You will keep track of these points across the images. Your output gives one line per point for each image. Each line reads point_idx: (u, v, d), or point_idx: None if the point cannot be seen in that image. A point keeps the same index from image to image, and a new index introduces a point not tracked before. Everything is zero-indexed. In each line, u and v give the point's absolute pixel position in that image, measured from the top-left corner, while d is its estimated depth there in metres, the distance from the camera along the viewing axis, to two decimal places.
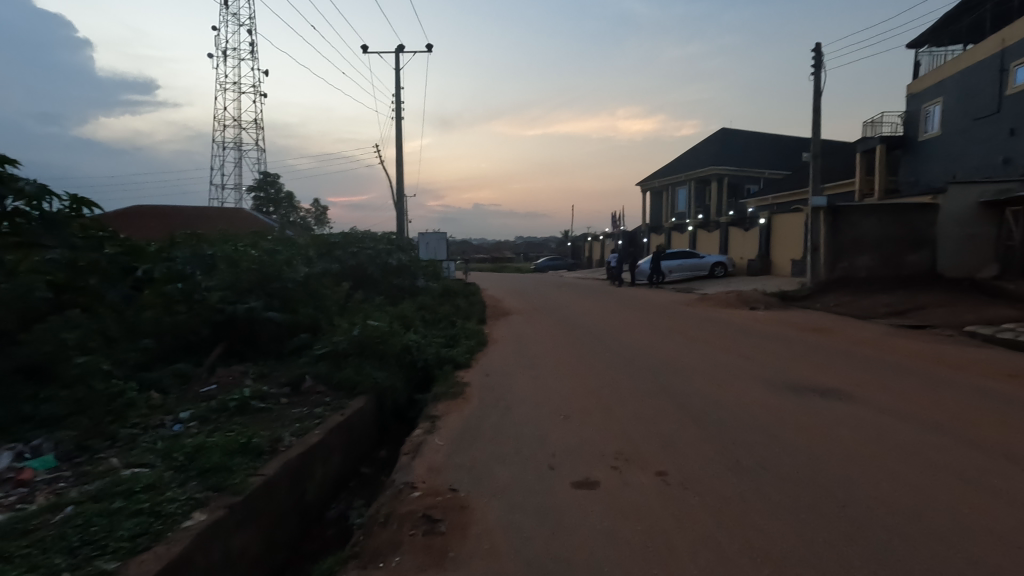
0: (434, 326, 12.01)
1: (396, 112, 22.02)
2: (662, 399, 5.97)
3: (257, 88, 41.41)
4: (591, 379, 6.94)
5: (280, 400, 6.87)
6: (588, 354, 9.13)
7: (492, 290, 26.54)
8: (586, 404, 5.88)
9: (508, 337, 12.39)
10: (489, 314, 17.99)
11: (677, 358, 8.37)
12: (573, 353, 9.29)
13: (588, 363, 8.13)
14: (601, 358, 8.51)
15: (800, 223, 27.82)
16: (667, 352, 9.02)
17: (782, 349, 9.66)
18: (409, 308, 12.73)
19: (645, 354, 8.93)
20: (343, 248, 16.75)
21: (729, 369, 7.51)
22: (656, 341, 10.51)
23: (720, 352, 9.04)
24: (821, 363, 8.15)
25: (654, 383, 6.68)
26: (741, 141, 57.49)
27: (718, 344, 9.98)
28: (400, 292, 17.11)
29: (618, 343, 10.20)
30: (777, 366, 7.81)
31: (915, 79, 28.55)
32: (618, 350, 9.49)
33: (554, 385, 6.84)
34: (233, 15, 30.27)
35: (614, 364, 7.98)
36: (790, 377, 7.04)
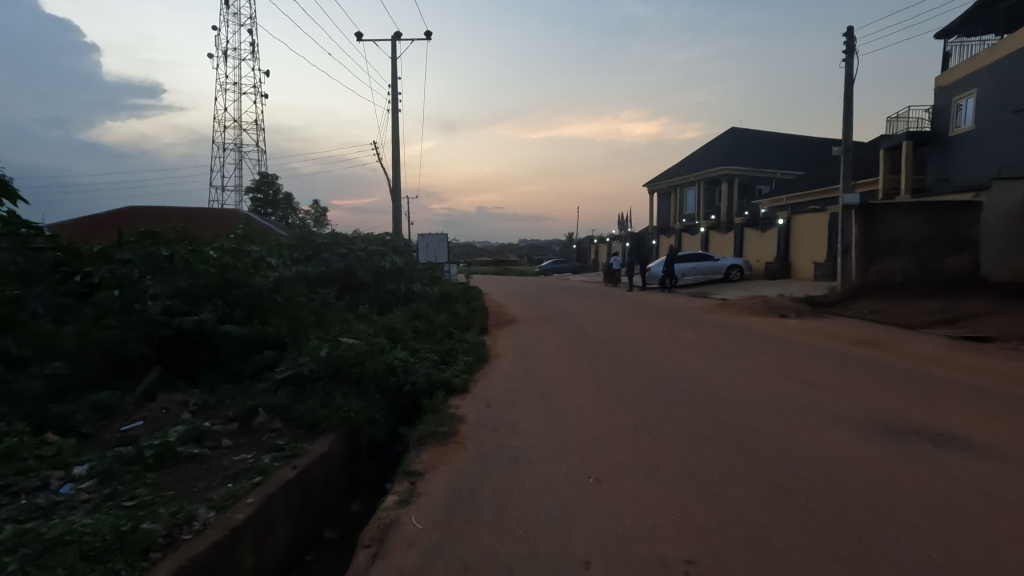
0: (428, 340, 10.50)
1: (393, 105, 20.65)
2: (722, 452, 4.51)
3: (258, 88, 40.37)
4: (621, 417, 5.48)
5: (221, 441, 5.38)
6: (610, 376, 7.62)
7: (495, 295, 24.98)
8: (621, 457, 4.43)
9: (513, 350, 10.89)
10: (492, 321, 16.45)
11: (721, 385, 6.87)
12: (591, 375, 7.81)
13: (613, 391, 6.65)
14: (627, 384, 7.02)
15: (823, 224, 26.19)
16: (705, 375, 7.52)
17: (841, 371, 8.11)
18: (400, 318, 11.18)
19: (679, 378, 7.43)
20: (331, 250, 15.24)
21: (791, 402, 6.03)
22: (686, 359, 8.99)
23: (770, 377, 7.54)
24: (901, 390, 6.61)
25: (704, 424, 5.21)
26: (752, 141, 55.94)
27: (762, 364, 8.46)
28: (394, 299, 15.60)
29: (642, 362, 8.71)
30: (849, 396, 6.31)
31: (943, 71, 26.94)
32: (645, 371, 7.99)
33: (576, 424, 5.38)
34: (233, 15, 29.56)
35: (646, 391, 6.51)
36: (875, 414, 5.55)
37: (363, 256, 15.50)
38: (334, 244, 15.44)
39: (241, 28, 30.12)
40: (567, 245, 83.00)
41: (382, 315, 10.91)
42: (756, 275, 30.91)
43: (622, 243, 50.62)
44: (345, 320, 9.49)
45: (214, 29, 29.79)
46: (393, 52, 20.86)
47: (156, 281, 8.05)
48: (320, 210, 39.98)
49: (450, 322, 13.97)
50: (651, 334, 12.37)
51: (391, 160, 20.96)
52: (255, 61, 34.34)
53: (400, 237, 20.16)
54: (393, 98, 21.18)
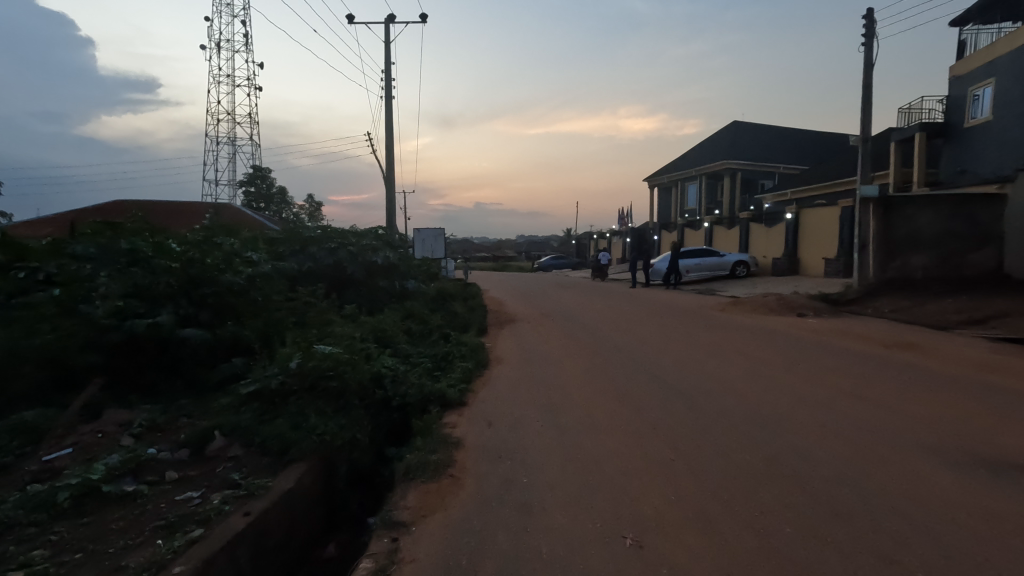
0: (421, 344, 9.50)
1: (387, 92, 19.64)
2: (788, 511, 3.63)
3: (253, 81, 39.55)
4: (651, 451, 4.60)
5: (165, 475, 4.42)
6: (627, 390, 6.71)
7: (494, 292, 23.99)
8: (660, 515, 3.55)
9: (516, 354, 10.01)
10: (491, 321, 15.47)
11: (759, 406, 5.96)
12: (607, 387, 6.92)
13: (635, 411, 5.78)
14: (650, 403, 6.12)
15: (834, 219, 25.23)
16: (735, 389, 6.61)
17: (888, 386, 7.17)
18: (391, 320, 10.21)
19: (707, 392, 6.53)
20: (320, 245, 14.22)
21: (847, 430, 5.14)
22: (710, 366, 8.07)
23: (809, 391, 6.63)
24: (969, 414, 5.69)
25: (755, 466, 4.33)
26: (754, 135, 54.95)
27: (797, 374, 7.54)
28: (386, 297, 14.59)
29: (661, 370, 7.81)
30: (913, 425, 5.39)
31: (958, 60, 25.94)
32: (668, 383, 7.08)
33: (597, 459, 4.49)
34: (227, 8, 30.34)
35: (674, 414, 5.61)
36: (956, 453, 4.64)
37: (353, 251, 14.46)
38: (323, 238, 14.45)
39: (235, 19, 30.73)
40: (566, 240, 82.02)
41: (371, 316, 9.93)
42: (763, 271, 29.96)
43: (623, 238, 49.63)
44: (329, 322, 8.51)
45: (207, 20, 29.42)
46: (386, 37, 19.83)
47: (109, 278, 7.07)
48: (314, 204, 38.81)
49: (446, 323, 12.99)
50: (664, 335, 11.46)
51: (384, 151, 19.91)
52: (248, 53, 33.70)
53: (394, 231, 19.12)
54: (387, 86, 20.15)
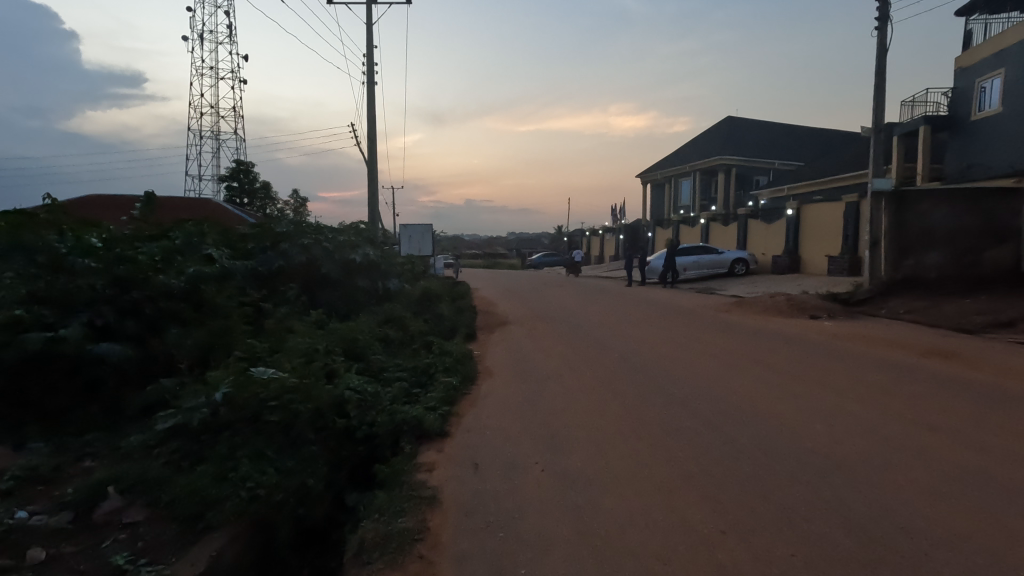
0: (398, 355, 8.32)
1: (370, 78, 18.36)
2: None
3: (237, 74, 38.15)
4: (688, 529, 3.56)
5: (28, 555, 3.25)
6: (641, 420, 5.64)
7: (485, 291, 22.80)
8: None
9: (508, 364, 8.89)
10: (480, 324, 14.29)
11: (807, 450, 4.88)
12: (619, 415, 5.82)
13: (658, 456, 4.70)
14: (674, 441, 5.04)
15: (838, 215, 24.30)
16: (769, 422, 5.56)
17: (943, 412, 6.12)
18: (366, 326, 9.02)
19: (739, 426, 5.45)
20: (293, 241, 12.92)
21: (926, 493, 4.12)
22: (733, 387, 6.99)
23: (860, 426, 5.54)
24: None
25: (829, 559, 3.28)
26: (749, 131, 54.16)
27: (836, 399, 6.46)
28: (366, 299, 13.35)
29: (679, 392, 6.72)
30: (1000, 481, 4.36)
31: (964, 51, 25.11)
32: (689, 410, 5.98)
33: (620, 538, 3.45)
34: None
35: (704, 462, 4.58)
36: None
37: (329, 249, 13.21)
38: (296, 233, 13.20)
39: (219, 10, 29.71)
40: (558, 237, 80.99)
41: (343, 321, 8.73)
42: (762, 269, 29.01)
43: (616, 235, 48.64)
44: (290, 331, 7.29)
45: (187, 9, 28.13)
46: (369, 19, 18.58)
47: (15, 281, 5.86)
48: (299, 200, 37.32)
49: (429, 328, 11.81)
50: (673, 343, 10.34)
51: (367, 140, 18.63)
52: (230, 44, 32.39)
53: (376, 227, 17.86)
54: (369, 71, 18.88)
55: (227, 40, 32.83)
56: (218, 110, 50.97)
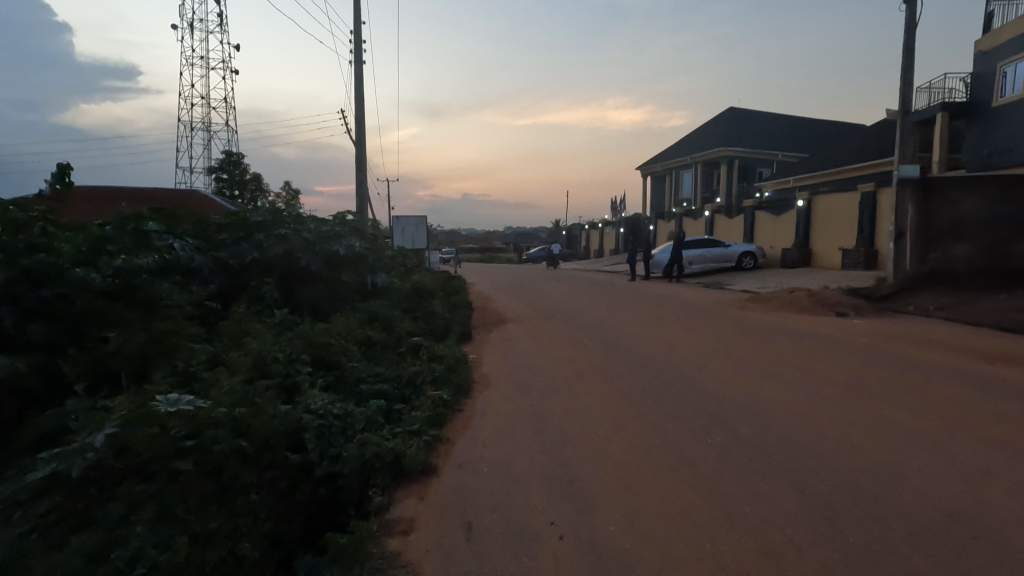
0: (381, 361, 7.21)
1: (359, 58, 17.08)
2: None
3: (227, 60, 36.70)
4: None
5: None
6: (672, 457, 4.61)
7: (482, 286, 21.62)
8: None
9: (508, 369, 7.81)
10: (477, 322, 13.14)
11: (890, 507, 3.86)
12: (645, 448, 4.79)
13: (702, 517, 3.69)
14: (718, 492, 4.02)
15: (852, 206, 23.15)
16: (833, 464, 4.53)
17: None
18: (345, 326, 7.89)
19: (796, 468, 4.42)
20: (270, 233, 11.71)
21: None
22: (774, 407, 5.93)
23: (944, 467, 4.49)
24: None
25: None
26: (753, 121, 52.92)
27: (902, 426, 5.39)
28: (350, 295, 12.15)
29: (711, 414, 5.66)
30: None
31: (985, 34, 23.92)
32: (730, 441, 4.93)
33: None
34: None
35: (763, 527, 3.59)
36: None
37: (309, 239, 11.99)
38: (273, 223, 12.00)
39: None
40: (557, 230, 79.77)
41: (316, 321, 7.57)
42: (771, 263, 27.88)
43: (617, 228, 47.39)
44: (248, 334, 6.17)
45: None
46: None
47: None
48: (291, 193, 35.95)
49: (418, 328, 10.68)
50: (692, 346, 9.23)
51: (355, 124, 17.35)
52: (219, 30, 30.97)
53: (364, 218, 16.61)
54: (357, 49, 17.56)
55: (215, 26, 31.36)
56: (208, 101, 49.59)
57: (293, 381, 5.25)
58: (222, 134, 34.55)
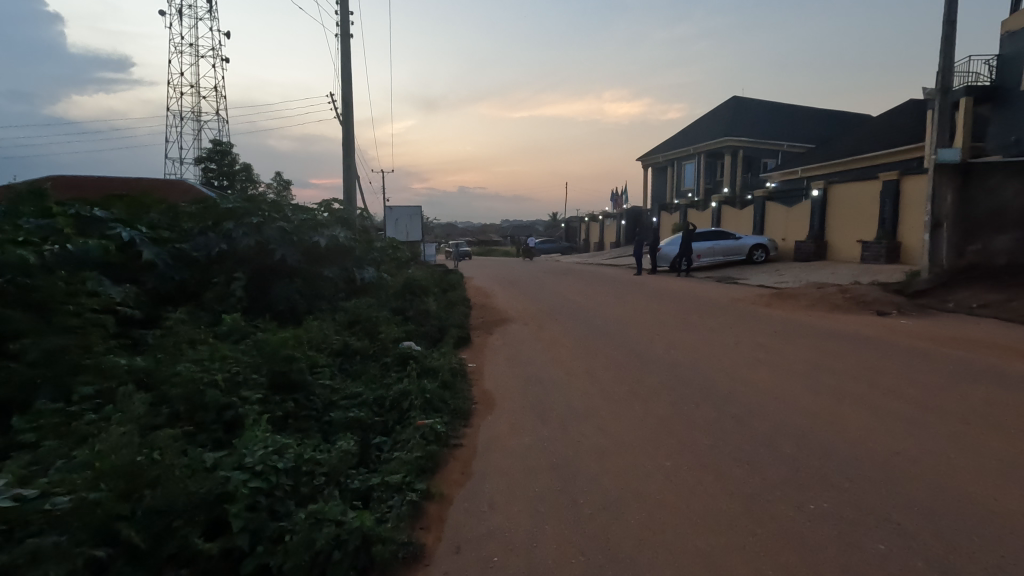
0: (360, 377, 5.93)
1: (347, 32, 15.71)
2: None
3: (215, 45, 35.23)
4: None
5: None
6: (746, 530, 3.37)
7: (480, 281, 20.29)
8: None
9: (514, 384, 6.51)
10: (476, 321, 11.83)
11: None
12: (704, 513, 3.57)
13: None
14: None
15: (873, 196, 21.85)
16: (979, 536, 3.26)
17: None
18: (317, 333, 6.59)
19: (919, 551, 3.18)
20: (241, 222, 10.35)
21: None
22: (859, 437, 4.67)
23: None
24: None
25: None
26: (755, 111, 51.64)
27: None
28: (333, 293, 10.72)
29: (781, 449, 4.41)
30: None
31: (1013, 13, 22.58)
32: (816, 498, 3.69)
33: None
34: None
35: None
36: None
37: (286, 229, 10.52)
38: (245, 211, 10.63)
39: None
40: (554, 223, 78.36)
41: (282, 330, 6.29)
42: (783, 256, 26.61)
43: (618, 221, 46.02)
44: (188, 352, 4.94)
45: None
46: None
47: None
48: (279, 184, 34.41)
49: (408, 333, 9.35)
50: (729, 352, 7.92)
51: (342, 105, 15.92)
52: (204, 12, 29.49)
53: (352, 208, 15.21)
54: (344, 23, 16.15)
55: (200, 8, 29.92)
56: (196, 89, 47.98)
57: (233, 415, 3.98)
58: (210, 124, 33.23)
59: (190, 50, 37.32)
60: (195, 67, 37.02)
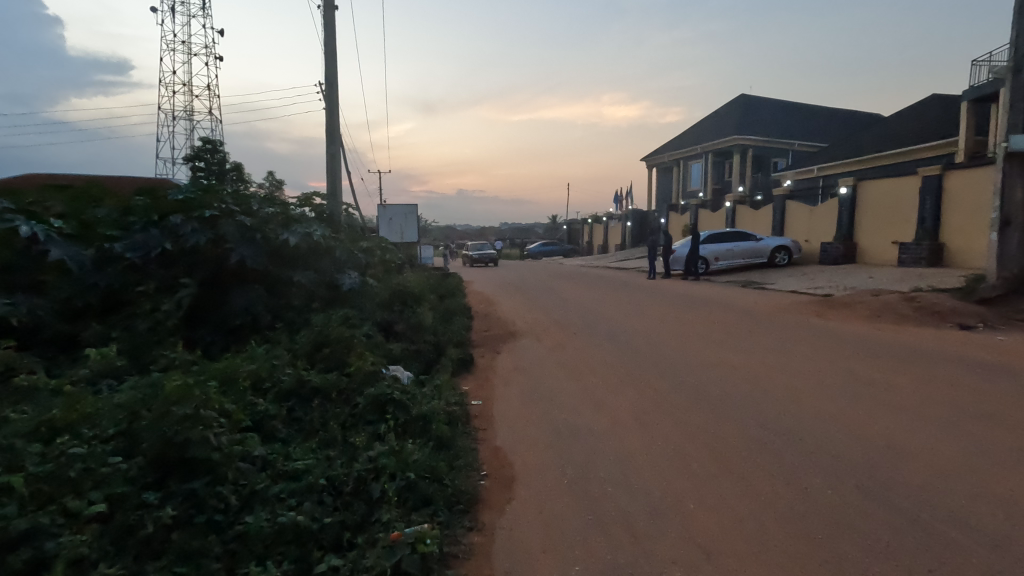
0: (314, 436, 4.14)
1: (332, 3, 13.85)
2: None
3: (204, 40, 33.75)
4: None
5: None
6: None
7: (481, 287, 18.39)
8: None
9: (535, 434, 4.70)
10: (482, 336, 9.95)
11: None
12: None
13: None
14: None
15: (911, 193, 20.01)
16: None
17: None
18: (261, 364, 4.77)
19: None
20: (191, 215, 8.45)
21: None
22: None
23: None
24: None
25: None
26: (764, 108, 49.90)
27: None
28: (305, 303, 8.83)
29: None
30: None
31: None
32: None
33: None
34: None
35: None
36: None
37: (246, 223, 8.55)
38: (197, 202, 8.74)
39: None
40: (556, 225, 76.41)
41: (214, 370, 4.53)
42: (806, 259, 24.76)
43: (624, 222, 44.16)
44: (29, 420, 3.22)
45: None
46: None
47: None
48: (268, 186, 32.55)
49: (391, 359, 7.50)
50: (812, 386, 6.07)
51: (327, 88, 14.05)
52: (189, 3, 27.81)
53: (336, 203, 13.31)
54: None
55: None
56: (187, 88, 46.38)
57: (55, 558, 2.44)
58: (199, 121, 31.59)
59: (179, 46, 35.93)
60: (184, 65, 35.47)
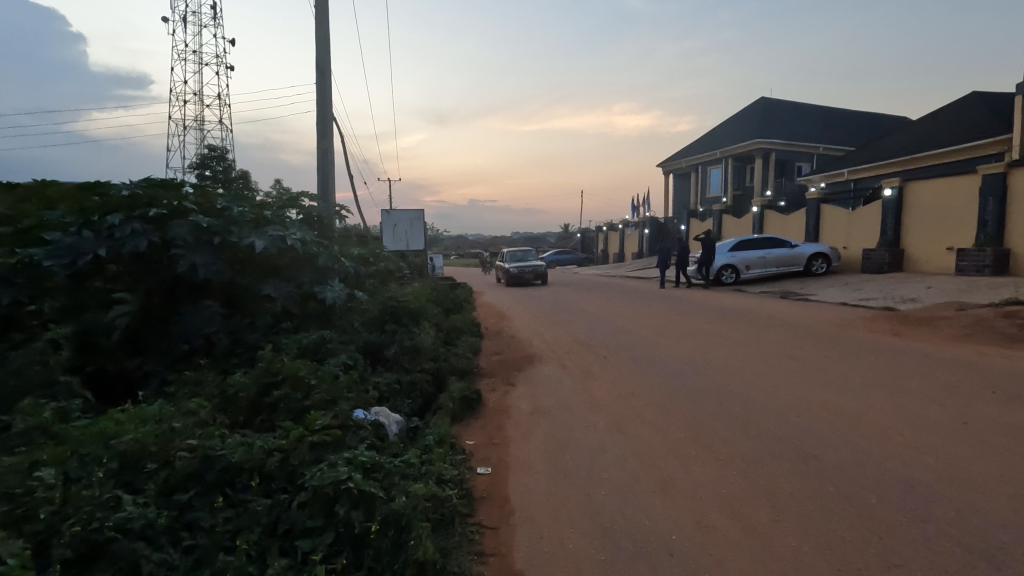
0: (215, 566, 2.51)
1: None
2: None
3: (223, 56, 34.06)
4: None
5: None
6: None
7: (492, 299, 16.69)
8: None
9: (574, 546, 3.04)
10: (492, 359, 8.25)
11: None
12: None
13: None
14: None
15: (969, 193, 18.02)
16: None
17: None
18: (157, 430, 3.16)
19: None
20: (134, 213, 6.89)
21: None
22: None
23: None
24: None
25: None
26: (785, 111, 47.89)
27: None
28: (275, 323, 7.23)
29: None
30: None
31: None
32: None
33: None
34: None
35: None
36: None
37: (202, 224, 6.93)
38: (147, 198, 7.16)
39: None
40: (568, 234, 74.63)
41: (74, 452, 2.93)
42: (845, 267, 22.77)
43: (641, 230, 42.23)
44: None
45: None
46: None
47: None
48: None
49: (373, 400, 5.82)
50: (963, 443, 4.27)
51: (319, 77, 12.51)
52: None
53: (329, 205, 11.73)
54: None
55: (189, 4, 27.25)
56: (200, 97, 46.32)
57: None
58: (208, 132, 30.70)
59: (189, 56, 35.56)
60: (195, 75, 34.63)
